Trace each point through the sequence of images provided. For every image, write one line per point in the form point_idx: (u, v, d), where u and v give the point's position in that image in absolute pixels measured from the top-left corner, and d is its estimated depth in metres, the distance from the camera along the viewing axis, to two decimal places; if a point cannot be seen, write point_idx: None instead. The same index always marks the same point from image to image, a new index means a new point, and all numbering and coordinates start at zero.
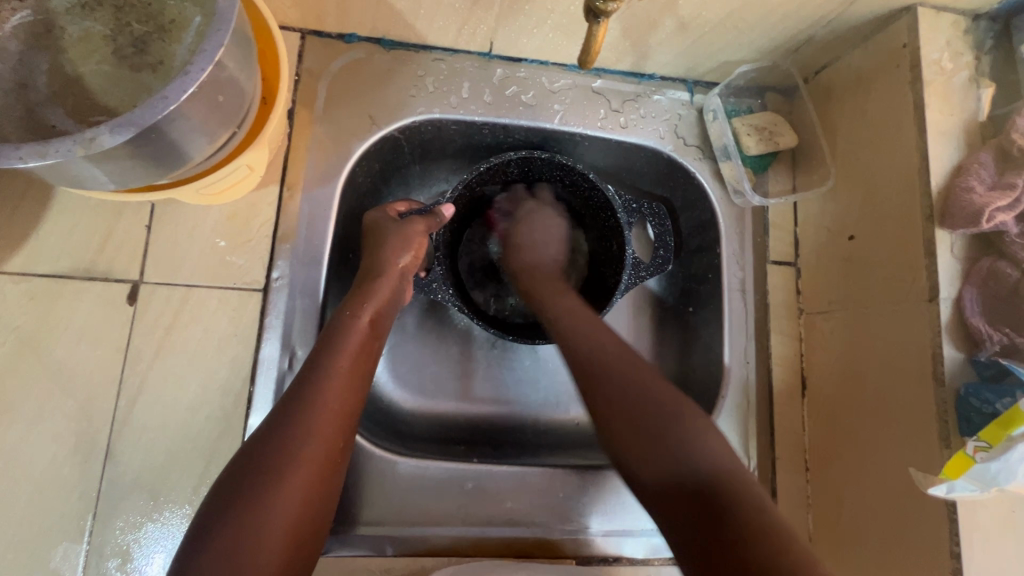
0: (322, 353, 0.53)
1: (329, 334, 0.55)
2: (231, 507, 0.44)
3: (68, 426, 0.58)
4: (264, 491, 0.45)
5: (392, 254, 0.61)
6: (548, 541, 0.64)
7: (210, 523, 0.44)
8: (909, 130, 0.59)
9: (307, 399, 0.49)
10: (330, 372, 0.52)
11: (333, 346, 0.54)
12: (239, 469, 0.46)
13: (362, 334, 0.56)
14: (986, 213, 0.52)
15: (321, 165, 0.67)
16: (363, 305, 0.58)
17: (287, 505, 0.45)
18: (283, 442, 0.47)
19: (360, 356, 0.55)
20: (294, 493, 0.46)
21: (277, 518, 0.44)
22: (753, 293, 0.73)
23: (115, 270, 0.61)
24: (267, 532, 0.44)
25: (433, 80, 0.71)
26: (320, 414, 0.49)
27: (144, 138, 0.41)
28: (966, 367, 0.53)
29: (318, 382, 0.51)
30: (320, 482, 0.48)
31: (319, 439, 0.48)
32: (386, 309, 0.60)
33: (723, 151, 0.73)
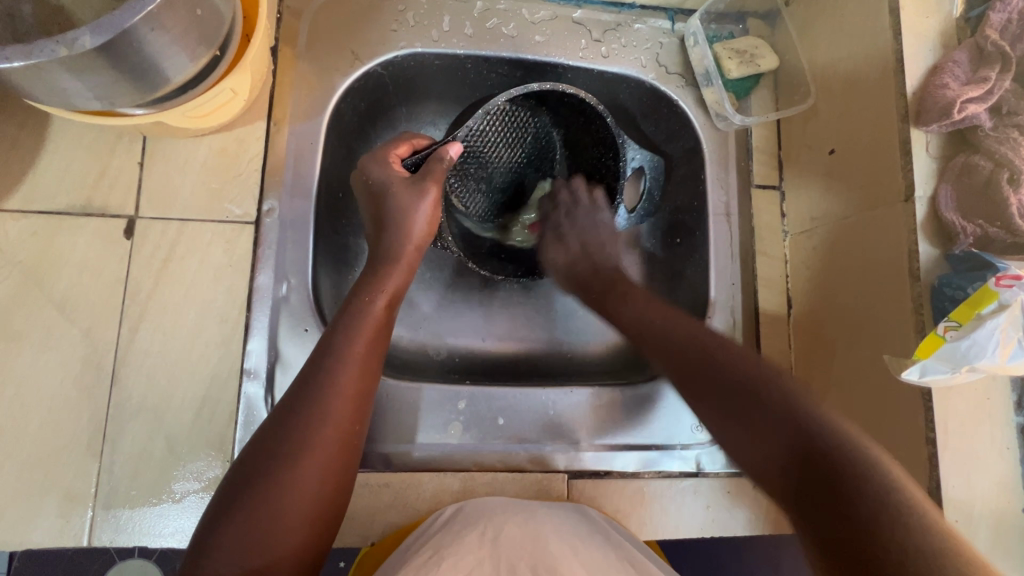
0: (334, 337, 0.52)
1: (344, 319, 0.53)
2: (248, 489, 0.44)
3: (75, 354, 0.60)
4: (279, 476, 0.45)
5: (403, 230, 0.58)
6: (541, 456, 0.66)
7: (228, 502, 0.44)
8: (885, 35, 0.59)
9: (320, 383, 0.48)
10: (344, 354, 0.50)
11: (346, 331, 0.52)
12: (256, 453, 0.46)
13: (375, 318, 0.54)
14: (958, 105, 0.53)
15: (307, 101, 0.68)
16: (375, 291, 0.56)
17: (303, 492, 0.45)
18: (299, 428, 0.46)
19: (374, 339, 0.53)
20: (309, 480, 0.45)
21: (293, 503, 0.44)
22: (738, 217, 0.74)
23: (111, 206, 0.63)
24: (285, 515, 0.44)
25: (413, 15, 0.71)
26: (333, 398, 0.48)
27: (125, 47, 0.43)
28: (941, 262, 0.54)
29: (334, 370, 0.49)
30: (336, 465, 0.47)
31: (332, 424, 0.47)
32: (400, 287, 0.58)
33: (705, 76, 0.74)
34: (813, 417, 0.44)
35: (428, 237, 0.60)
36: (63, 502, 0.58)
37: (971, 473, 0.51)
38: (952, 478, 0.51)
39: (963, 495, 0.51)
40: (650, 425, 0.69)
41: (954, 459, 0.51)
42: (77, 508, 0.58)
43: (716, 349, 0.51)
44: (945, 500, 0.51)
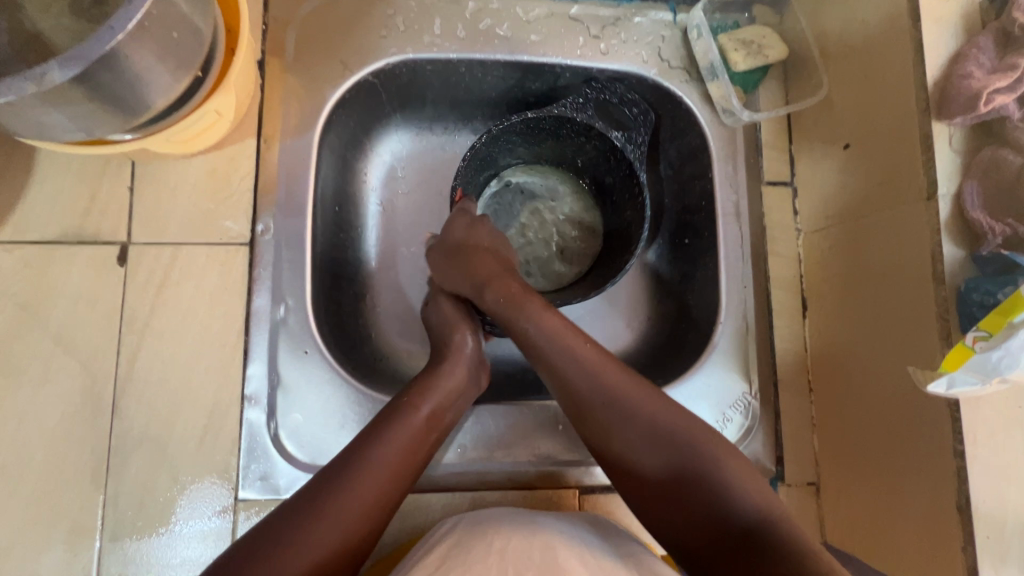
0: (379, 430, 0.53)
1: (399, 399, 0.56)
2: (273, 541, 0.44)
3: (75, 386, 0.59)
4: (296, 547, 0.44)
5: (457, 328, 0.62)
6: (551, 473, 0.65)
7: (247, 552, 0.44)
8: (902, 20, 0.55)
9: (371, 453, 0.51)
10: (397, 432, 0.53)
11: (398, 405, 0.55)
12: (291, 510, 0.47)
13: (419, 428, 0.55)
14: (984, 96, 0.49)
15: (297, 114, 0.66)
16: (426, 398, 0.56)
17: (317, 553, 0.45)
18: (340, 489, 0.48)
19: (419, 450, 0.54)
20: (327, 540, 0.45)
21: (302, 563, 0.43)
22: (748, 217, 0.71)
23: (103, 232, 0.62)
24: (294, 569, 0.43)
25: (403, 19, 0.69)
26: (374, 486, 0.49)
27: (99, 78, 0.42)
28: (967, 264, 0.51)
29: (385, 443, 0.52)
30: (358, 536, 0.47)
31: (372, 487, 0.49)
32: (454, 412, 0.59)
33: (710, 70, 0.70)
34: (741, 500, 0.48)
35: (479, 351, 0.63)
36: (70, 535, 0.57)
37: (1005, 487, 0.48)
38: (983, 492, 0.48)
39: (996, 510, 0.48)
40: None
41: (984, 472, 0.48)
42: (85, 540, 0.57)
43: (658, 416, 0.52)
44: (975, 515, 0.48)
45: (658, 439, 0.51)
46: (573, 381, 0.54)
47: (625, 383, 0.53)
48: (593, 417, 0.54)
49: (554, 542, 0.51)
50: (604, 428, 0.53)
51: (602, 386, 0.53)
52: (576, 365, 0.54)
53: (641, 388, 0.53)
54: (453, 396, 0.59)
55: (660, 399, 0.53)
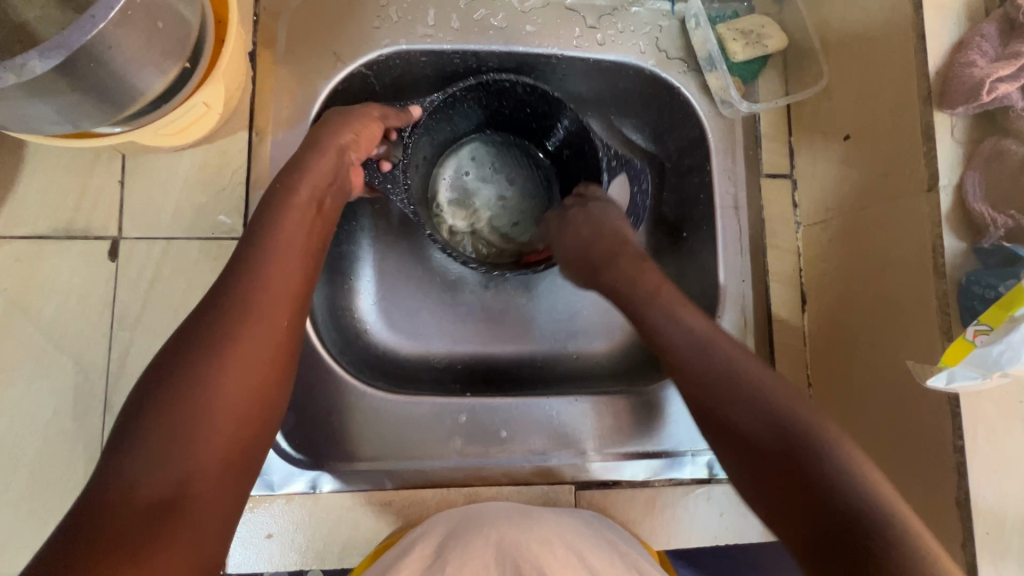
0: (262, 222, 0.50)
1: (279, 191, 0.52)
2: (163, 399, 0.40)
3: (67, 382, 0.59)
4: (193, 377, 0.41)
5: (336, 131, 0.57)
6: (546, 468, 0.64)
7: (137, 415, 0.40)
8: (904, 7, 0.54)
9: (263, 248, 0.48)
10: (289, 211, 0.51)
11: (289, 188, 0.53)
12: (181, 346, 0.42)
13: (304, 211, 0.52)
14: (987, 85, 0.48)
15: (290, 107, 0.65)
16: (301, 179, 0.53)
17: (221, 421, 0.41)
18: (240, 279, 0.45)
19: (311, 230, 0.52)
20: (227, 393, 0.41)
21: (209, 430, 0.40)
22: (747, 209, 0.70)
23: (94, 227, 0.61)
24: (201, 439, 0.40)
25: (396, 10, 0.68)
26: (266, 275, 0.46)
27: (82, 68, 0.41)
28: (970, 256, 0.50)
29: (271, 229, 0.49)
30: (262, 376, 0.44)
31: (269, 276, 0.46)
32: (335, 198, 0.56)
33: (708, 61, 0.69)
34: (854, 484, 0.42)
35: (364, 147, 0.59)
36: None
37: (1004, 482, 0.48)
38: (982, 487, 0.48)
39: (995, 506, 0.48)
40: (659, 433, 0.66)
41: (983, 468, 0.48)
42: None
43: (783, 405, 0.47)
44: (974, 511, 0.48)
45: (781, 427, 0.47)
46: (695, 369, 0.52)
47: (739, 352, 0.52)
48: (712, 411, 0.50)
49: (549, 541, 0.51)
50: (729, 426, 0.49)
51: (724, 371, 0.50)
52: (689, 345, 0.53)
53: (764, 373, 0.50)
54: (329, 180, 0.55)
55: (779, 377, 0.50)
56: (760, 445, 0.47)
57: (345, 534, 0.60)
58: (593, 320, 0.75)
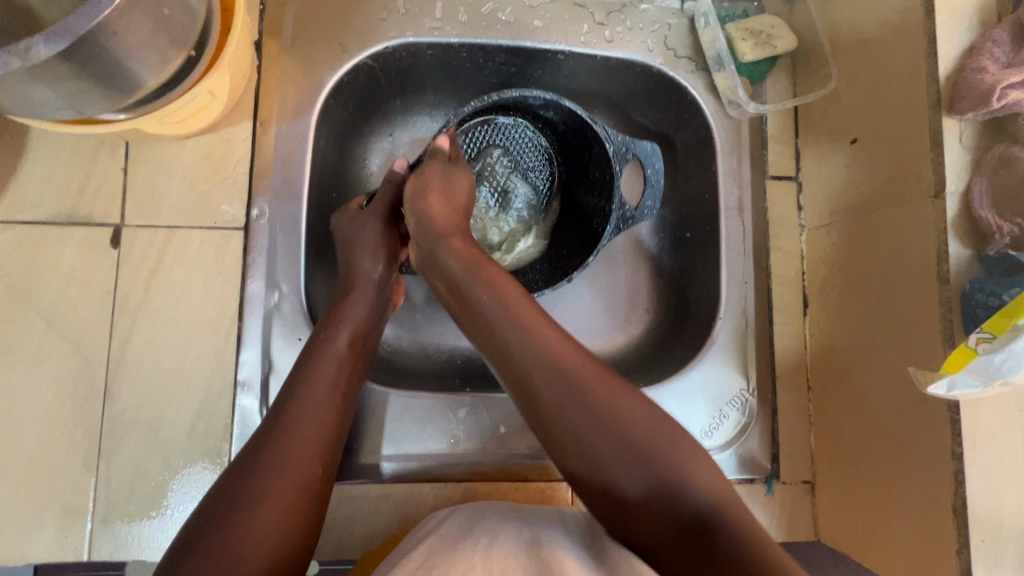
0: (303, 369, 0.51)
1: (305, 360, 0.52)
2: (203, 549, 0.40)
3: (66, 369, 0.59)
4: (238, 519, 0.41)
5: (368, 260, 0.60)
6: (543, 466, 0.65)
7: (187, 548, 0.40)
8: (916, 10, 0.54)
9: (289, 418, 0.47)
10: (315, 380, 0.50)
11: (311, 374, 0.50)
12: (220, 502, 0.43)
13: (344, 358, 0.53)
14: (998, 91, 0.47)
15: (294, 97, 0.65)
16: (340, 326, 0.55)
17: (257, 558, 0.40)
18: (264, 467, 0.44)
19: (347, 377, 0.53)
20: (266, 533, 0.41)
21: (248, 571, 0.40)
22: (751, 211, 0.69)
23: (96, 214, 0.61)
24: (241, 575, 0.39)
25: (403, 2, 0.67)
26: (312, 417, 0.48)
27: (87, 54, 0.41)
28: (973, 263, 0.50)
29: (305, 397, 0.49)
30: (299, 510, 0.44)
31: (306, 457, 0.46)
32: (373, 334, 0.58)
33: (717, 60, 0.69)
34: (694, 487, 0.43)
35: (389, 273, 0.61)
36: (61, 516, 0.57)
37: (1002, 489, 0.48)
38: (979, 495, 0.48)
39: (991, 513, 0.48)
40: None
41: (981, 476, 0.48)
42: (76, 523, 0.57)
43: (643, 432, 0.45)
44: (970, 518, 0.48)
45: (551, 376, 0.46)
46: (508, 347, 0.48)
47: (565, 348, 0.47)
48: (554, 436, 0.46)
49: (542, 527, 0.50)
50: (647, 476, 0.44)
51: (532, 360, 0.47)
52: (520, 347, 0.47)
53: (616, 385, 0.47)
54: (369, 317, 0.57)
55: (624, 386, 0.47)
56: (570, 429, 0.45)
57: (343, 526, 0.61)
58: None
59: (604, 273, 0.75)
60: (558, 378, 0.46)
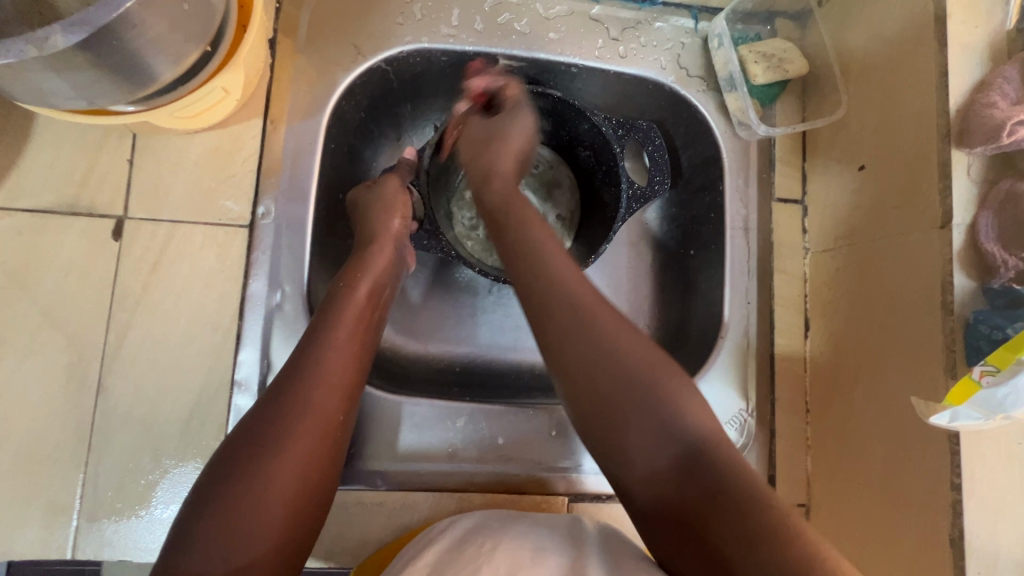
0: (325, 314, 0.53)
1: (326, 307, 0.53)
2: (229, 484, 0.42)
3: (59, 360, 0.58)
4: (265, 454, 0.43)
5: (383, 217, 0.61)
6: (540, 477, 0.64)
7: (213, 484, 0.42)
8: (928, 42, 0.54)
9: (311, 356, 0.49)
10: (336, 324, 0.52)
11: (332, 321, 0.52)
12: (243, 437, 0.44)
13: (361, 306, 0.54)
14: (1009, 127, 0.48)
15: (306, 97, 0.64)
16: (361, 276, 0.56)
17: (281, 491, 0.42)
18: (286, 403, 0.45)
19: (365, 324, 0.54)
20: (290, 467, 0.43)
21: (273, 505, 0.42)
22: (757, 232, 0.70)
23: (100, 205, 0.60)
24: (266, 507, 0.41)
25: (420, 8, 0.67)
26: (330, 362, 0.49)
27: (103, 46, 0.40)
28: (978, 296, 0.50)
29: (326, 339, 0.50)
30: (322, 448, 0.45)
31: (328, 393, 0.47)
32: (389, 286, 0.60)
33: (728, 81, 0.69)
34: (682, 421, 0.44)
35: (404, 227, 0.63)
36: (46, 511, 0.56)
37: (999, 521, 0.48)
38: (976, 526, 0.48)
39: (988, 546, 0.48)
40: None
41: (978, 507, 0.48)
42: (61, 519, 0.56)
43: (619, 345, 0.46)
44: (967, 549, 0.48)
45: (591, 372, 0.45)
46: (549, 305, 0.48)
47: (594, 302, 0.47)
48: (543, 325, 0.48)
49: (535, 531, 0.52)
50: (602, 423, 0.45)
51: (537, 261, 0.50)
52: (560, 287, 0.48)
53: (600, 303, 0.48)
54: (386, 272, 0.59)
55: (625, 324, 0.48)
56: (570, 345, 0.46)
57: (335, 532, 0.60)
58: None
59: (609, 288, 0.75)
60: (649, 356, 0.46)
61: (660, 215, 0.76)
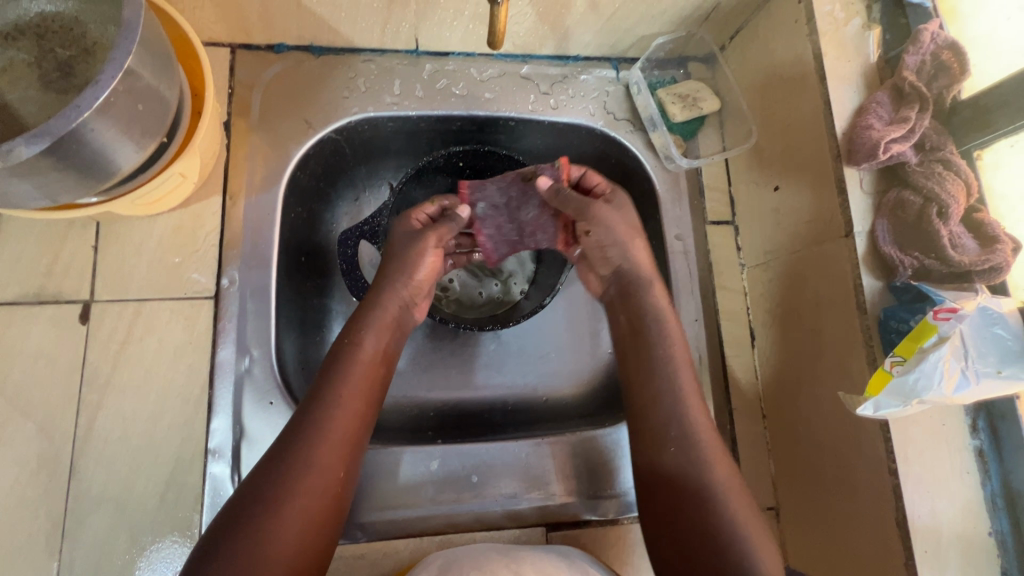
0: (334, 371, 0.55)
1: (334, 364, 0.56)
2: (232, 535, 0.45)
3: (30, 449, 0.58)
4: (269, 511, 0.46)
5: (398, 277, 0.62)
6: (517, 512, 0.66)
7: (219, 536, 0.45)
8: (812, 77, 0.62)
9: (316, 418, 0.52)
10: (342, 383, 0.54)
11: (338, 381, 0.54)
12: (250, 491, 0.48)
13: (368, 365, 0.57)
14: (883, 145, 0.55)
15: (263, 171, 0.69)
16: (368, 332, 0.59)
17: (282, 546, 0.46)
18: (291, 464, 0.49)
19: (372, 382, 0.57)
20: (291, 524, 0.47)
21: (273, 557, 0.45)
22: (695, 254, 0.75)
23: (66, 292, 0.62)
24: (267, 562, 0.45)
25: (364, 81, 0.73)
26: (335, 421, 0.52)
27: (67, 151, 0.44)
28: (886, 294, 0.56)
29: (331, 401, 0.53)
30: (321, 505, 0.49)
31: (330, 455, 0.51)
32: (397, 341, 0.62)
33: (650, 121, 0.76)
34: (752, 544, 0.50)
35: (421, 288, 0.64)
36: None
37: (935, 500, 0.52)
38: (917, 508, 0.51)
39: (930, 523, 0.52)
40: (623, 471, 0.68)
41: (916, 489, 0.52)
42: None
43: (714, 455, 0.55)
44: (911, 530, 0.51)
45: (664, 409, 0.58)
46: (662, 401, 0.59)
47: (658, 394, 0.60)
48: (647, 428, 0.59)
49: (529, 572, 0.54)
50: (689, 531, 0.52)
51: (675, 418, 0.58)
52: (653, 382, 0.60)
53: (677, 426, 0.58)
54: (392, 326, 0.61)
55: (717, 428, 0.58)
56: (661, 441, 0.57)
57: None
58: (560, 362, 0.79)
59: (570, 318, 0.81)
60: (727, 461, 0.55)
61: None
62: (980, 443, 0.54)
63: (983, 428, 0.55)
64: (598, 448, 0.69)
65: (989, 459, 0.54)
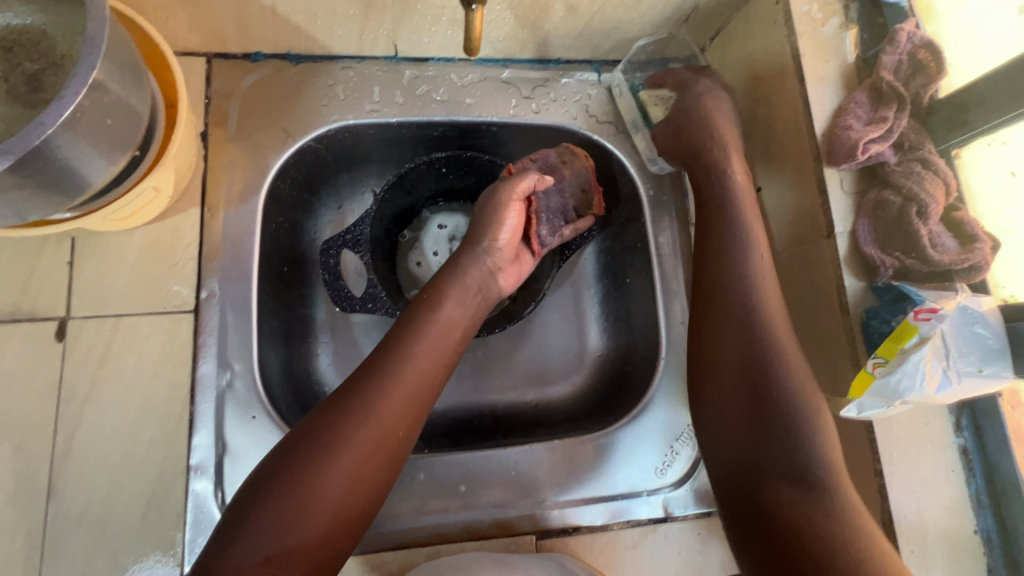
0: (412, 323, 0.56)
1: (412, 317, 0.57)
2: (289, 467, 0.47)
3: (6, 470, 0.57)
4: (327, 453, 0.48)
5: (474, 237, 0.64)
6: (505, 520, 0.65)
7: (280, 466, 0.47)
8: (791, 77, 0.62)
9: (390, 366, 0.52)
10: (417, 337, 0.55)
11: (415, 333, 0.55)
12: (315, 426, 0.49)
13: (443, 324, 0.57)
14: (862, 146, 0.55)
15: (241, 181, 0.68)
16: (444, 291, 0.59)
17: (333, 488, 0.47)
18: (357, 409, 0.50)
19: (448, 343, 0.57)
20: (345, 468, 0.48)
21: (324, 496, 0.47)
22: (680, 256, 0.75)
23: (41, 309, 0.61)
24: (318, 499, 0.46)
25: (343, 88, 0.72)
26: (405, 373, 0.52)
27: (33, 167, 0.43)
28: (868, 294, 0.56)
29: (403, 353, 0.53)
30: (379, 456, 0.50)
31: (395, 406, 0.51)
32: (476, 308, 0.62)
33: (633, 124, 0.77)
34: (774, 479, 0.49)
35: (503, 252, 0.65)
36: None
37: (921, 499, 0.52)
38: (903, 508, 0.51)
39: (916, 523, 0.51)
40: (611, 476, 0.68)
41: (901, 489, 0.52)
42: None
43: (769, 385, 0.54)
44: (897, 530, 0.51)
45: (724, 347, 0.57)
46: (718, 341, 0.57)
47: None
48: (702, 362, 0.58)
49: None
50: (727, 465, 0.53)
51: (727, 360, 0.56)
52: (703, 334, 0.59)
53: None
54: (471, 291, 0.61)
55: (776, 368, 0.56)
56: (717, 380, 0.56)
57: None
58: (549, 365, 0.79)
59: (558, 321, 0.80)
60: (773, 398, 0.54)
61: (596, 250, 0.82)
62: (965, 441, 0.54)
63: (966, 426, 0.55)
64: (587, 452, 0.69)
65: (973, 456, 0.54)
